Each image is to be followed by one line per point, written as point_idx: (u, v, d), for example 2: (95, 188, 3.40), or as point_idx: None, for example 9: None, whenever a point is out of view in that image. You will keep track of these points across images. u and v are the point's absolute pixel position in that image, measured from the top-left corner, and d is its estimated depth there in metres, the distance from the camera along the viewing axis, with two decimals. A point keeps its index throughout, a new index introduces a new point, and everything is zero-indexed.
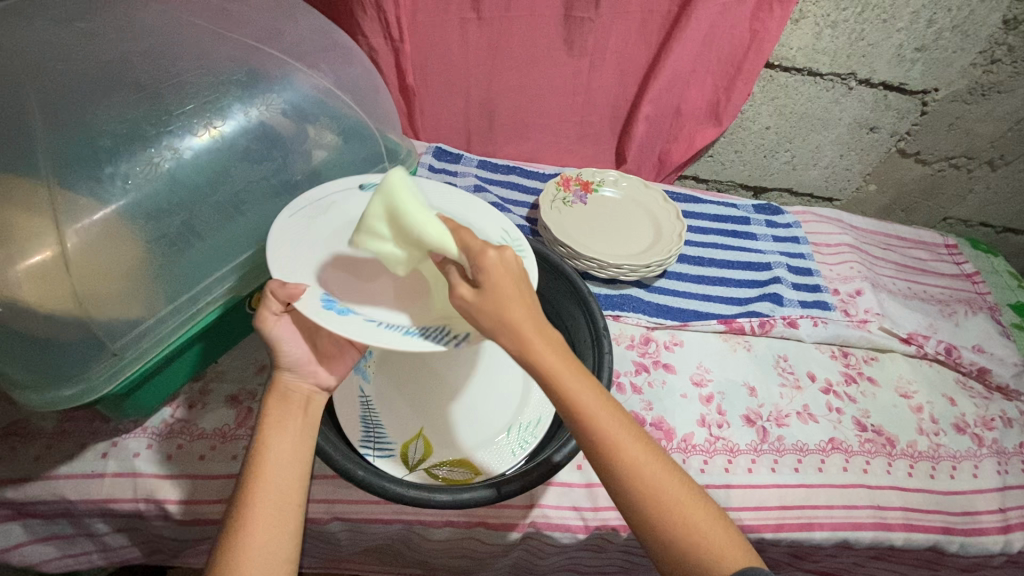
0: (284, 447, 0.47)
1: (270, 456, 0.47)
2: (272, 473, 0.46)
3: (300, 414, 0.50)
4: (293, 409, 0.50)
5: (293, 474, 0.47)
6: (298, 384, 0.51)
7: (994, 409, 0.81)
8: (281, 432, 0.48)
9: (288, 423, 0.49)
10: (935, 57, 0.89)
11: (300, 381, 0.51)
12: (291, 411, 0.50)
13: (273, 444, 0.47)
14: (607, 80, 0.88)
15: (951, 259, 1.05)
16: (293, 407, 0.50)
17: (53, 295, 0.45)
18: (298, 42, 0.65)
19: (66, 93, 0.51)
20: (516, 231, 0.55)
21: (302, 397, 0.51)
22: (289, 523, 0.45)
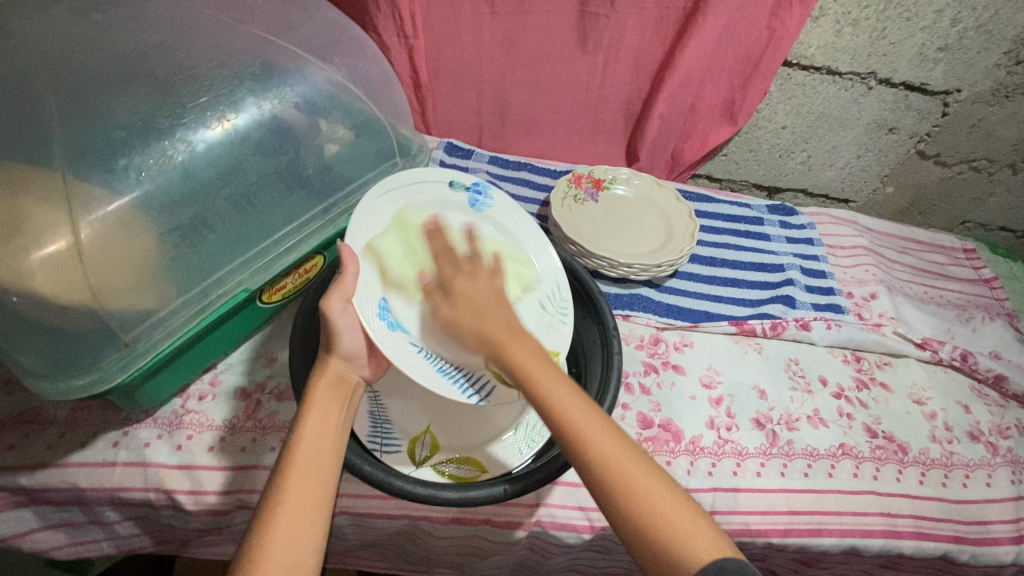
0: (319, 433, 0.48)
1: (306, 442, 0.47)
2: (307, 459, 0.46)
3: (342, 405, 0.51)
4: (339, 396, 0.51)
5: (327, 460, 0.47)
6: (346, 374, 0.53)
7: (1009, 418, 0.80)
8: (320, 418, 0.49)
9: (331, 410, 0.49)
10: (958, 57, 0.87)
11: (347, 370, 0.53)
12: (334, 398, 0.50)
13: (310, 430, 0.47)
14: (621, 77, 0.87)
15: (968, 264, 1.03)
16: (338, 396, 0.51)
17: (68, 286, 0.45)
18: (313, 36, 0.65)
19: (82, 84, 0.51)
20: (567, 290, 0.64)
21: (352, 384, 0.53)
22: (319, 509, 0.44)
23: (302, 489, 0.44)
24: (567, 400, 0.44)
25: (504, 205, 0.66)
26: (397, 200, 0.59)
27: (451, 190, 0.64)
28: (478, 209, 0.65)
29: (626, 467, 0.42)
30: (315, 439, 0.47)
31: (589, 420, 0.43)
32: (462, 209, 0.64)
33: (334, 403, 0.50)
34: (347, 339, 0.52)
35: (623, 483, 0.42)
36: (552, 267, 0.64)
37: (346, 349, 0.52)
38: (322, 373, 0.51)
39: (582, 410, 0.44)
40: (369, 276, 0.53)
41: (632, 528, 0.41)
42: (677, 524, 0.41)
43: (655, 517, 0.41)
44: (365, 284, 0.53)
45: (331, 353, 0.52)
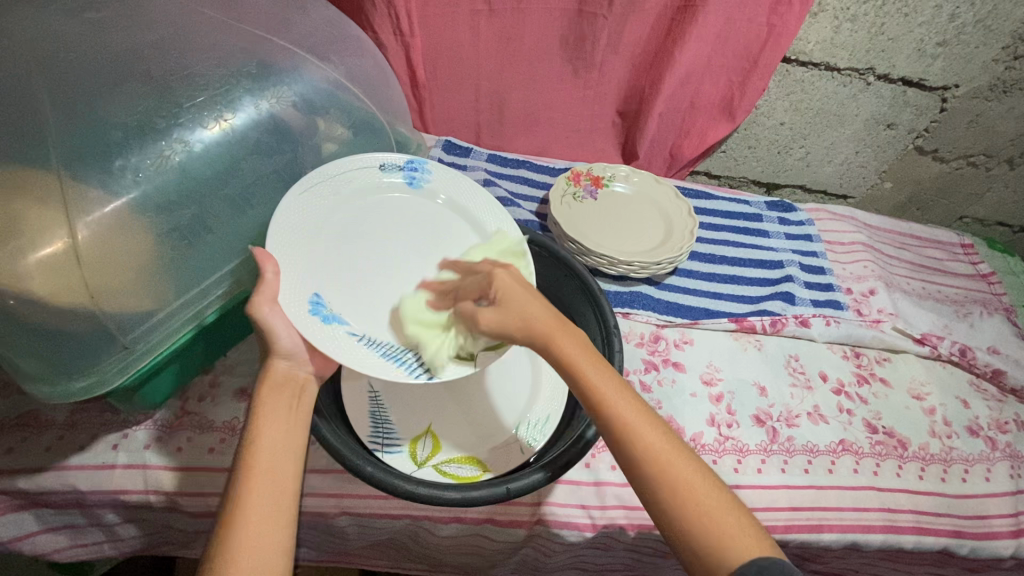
0: (275, 433, 0.46)
1: (261, 444, 0.45)
2: (264, 460, 0.44)
3: (293, 404, 0.49)
4: (286, 396, 0.49)
5: (286, 459, 0.45)
6: (294, 372, 0.50)
7: (1008, 413, 0.80)
8: (273, 420, 0.47)
9: (280, 411, 0.47)
10: (956, 53, 0.87)
11: (295, 368, 0.50)
12: (283, 398, 0.48)
13: (265, 431, 0.45)
14: (619, 74, 0.87)
15: (966, 260, 1.04)
16: (285, 396, 0.48)
17: (67, 288, 0.45)
18: (309, 34, 0.64)
19: (76, 84, 0.51)
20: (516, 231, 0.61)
21: (297, 384, 0.50)
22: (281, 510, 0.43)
23: (262, 490, 0.43)
24: (614, 392, 0.44)
25: (444, 177, 0.64)
26: (325, 192, 0.57)
27: (384, 174, 0.62)
28: (415, 185, 0.63)
29: (680, 467, 0.42)
30: (270, 440, 0.45)
31: (638, 417, 0.43)
32: (399, 191, 0.62)
33: (285, 403, 0.48)
34: (286, 339, 0.49)
35: (677, 484, 0.41)
36: (496, 222, 0.62)
37: (288, 347, 0.50)
38: (268, 377, 0.49)
39: (631, 408, 0.44)
40: (298, 271, 0.52)
41: (677, 526, 0.41)
42: (728, 526, 0.40)
43: (710, 517, 0.41)
44: (294, 283, 0.52)
45: (272, 356, 0.50)
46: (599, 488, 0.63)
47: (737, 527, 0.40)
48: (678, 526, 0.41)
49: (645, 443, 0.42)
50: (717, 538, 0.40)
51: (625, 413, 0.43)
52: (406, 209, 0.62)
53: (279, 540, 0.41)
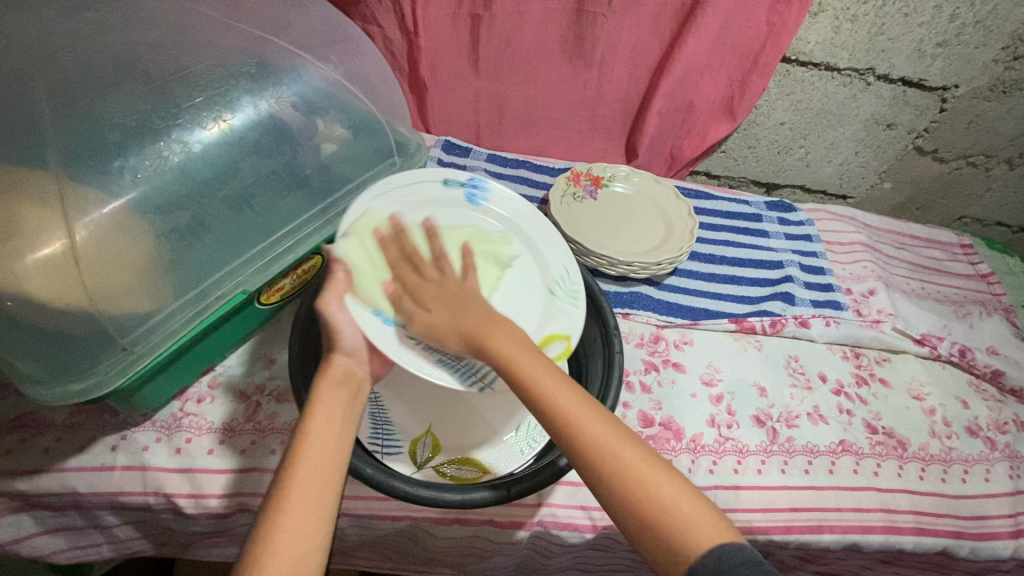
0: (326, 427, 0.45)
1: (311, 437, 0.45)
2: (313, 453, 0.44)
3: (348, 402, 0.48)
4: (344, 392, 0.48)
5: (334, 455, 0.44)
6: (352, 370, 0.50)
7: (1008, 413, 0.80)
8: (326, 413, 0.46)
9: (336, 406, 0.47)
10: (956, 53, 0.87)
11: (353, 367, 0.50)
12: (340, 392, 0.48)
13: (317, 424, 0.45)
14: (619, 74, 0.87)
15: (966, 260, 1.04)
16: (344, 391, 0.48)
17: (63, 289, 0.45)
18: (308, 34, 0.64)
19: (74, 84, 0.50)
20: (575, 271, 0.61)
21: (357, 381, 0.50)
22: (324, 506, 0.42)
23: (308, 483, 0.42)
24: (562, 393, 0.45)
25: (501, 197, 0.65)
26: (395, 202, 0.59)
27: (444, 188, 0.63)
28: (475, 203, 0.64)
29: (624, 456, 0.43)
30: (321, 433, 0.45)
31: (585, 412, 0.45)
32: (460, 206, 0.63)
33: (339, 398, 0.48)
34: (350, 336, 0.49)
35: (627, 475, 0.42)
36: (558, 252, 0.63)
37: (350, 345, 0.49)
38: (327, 369, 0.49)
39: (579, 404, 0.45)
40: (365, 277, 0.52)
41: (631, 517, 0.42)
42: (680, 511, 0.41)
43: (659, 500, 0.41)
44: (364, 285, 0.52)
45: (334, 351, 0.50)
46: None
47: (687, 511, 0.41)
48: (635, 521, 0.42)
49: (592, 439, 0.43)
50: (675, 524, 0.41)
51: (570, 411, 0.44)
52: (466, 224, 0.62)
53: (318, 537, 0.41)
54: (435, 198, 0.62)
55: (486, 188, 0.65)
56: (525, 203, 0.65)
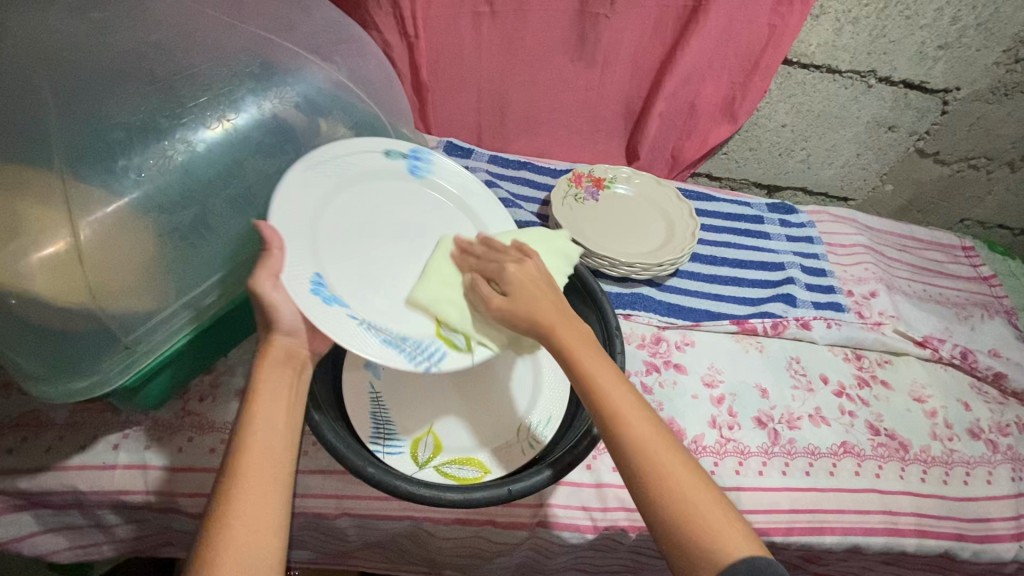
0: (269, 422, 0.43)
1: (257, 430, 0.43)
2: (260, 448, 0.42)
3: (291, 383, 0.47)
4: (286, 374, 0.47)
5: (281, 451, 0.43)
6: (295, 349, 0.49)
7: (1010, 415, 0.80)
8: (272, 397, 0.45)
9: (279, 391, 0.45)
10: (957, 55, 0.87)
11: (296, 345, 0.49)
12: (280, 376, 0.46)
13: (262, 413, 0.44)
14: (621, 75, 0.87)
15: (968, 262, 1.04)
16: (285, 373, 0.47)
17: (66, 288, 0.45)
18: (311, 35, 0.64)
19: (79, 84, 0.50)
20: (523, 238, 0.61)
21: (302, 360, 0.49)
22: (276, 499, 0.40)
23: (257, 481, 0.40)
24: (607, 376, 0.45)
25: (447, 168, 0.63)
26: (327, 170, 0.54)
27: (386, 158, 0.59)
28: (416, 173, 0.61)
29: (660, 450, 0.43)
30: (267, 422, 0.43)
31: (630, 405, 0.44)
32: (400, 178, 0.60)
33: (282, 379, 0.46)
34: (285, 312, 0.47)
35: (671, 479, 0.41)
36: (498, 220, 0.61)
37: (288, 324, 0.48)
38: (267, 351, 0.47)
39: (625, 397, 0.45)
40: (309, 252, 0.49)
41: (664, 524, 0.41)
42: (710, 516, 0.40)
43: (697, 509, 0.40)
44: (298, 259, 0.48)
45: (273, 331, 0.48)
46: (601, 489, 0.63)
47: (715, 515, 0.40)
48: (667, 523, 0.40)
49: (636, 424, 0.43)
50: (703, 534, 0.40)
51: (619, 402, 0.44)
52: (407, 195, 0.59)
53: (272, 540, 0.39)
54: (376, 168, 0.58)
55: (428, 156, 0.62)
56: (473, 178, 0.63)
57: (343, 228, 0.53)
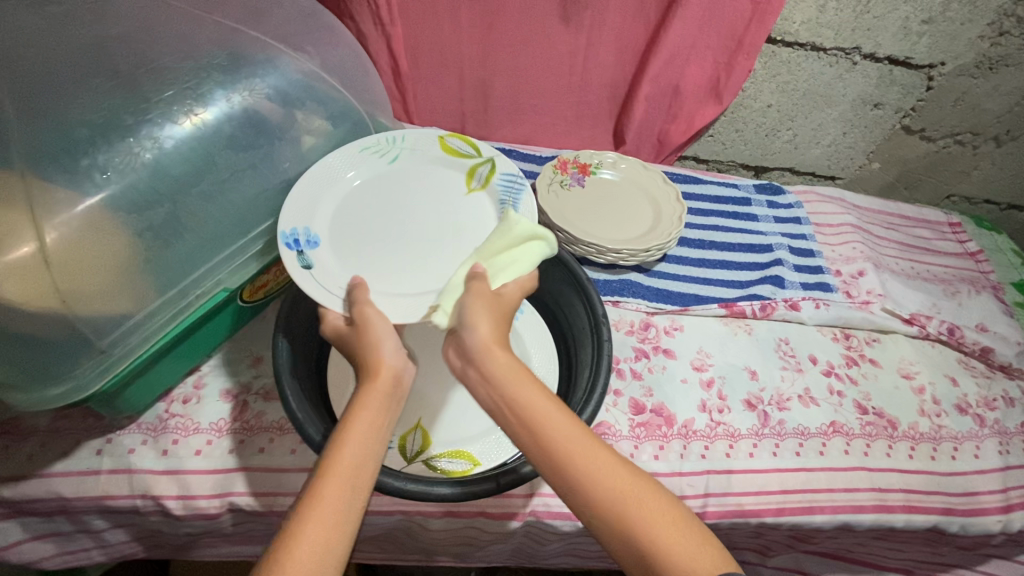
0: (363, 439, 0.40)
1: (343, 449, 0.39)
2: (342, 474, 0.38)
3: (386, 412, 0.43)
4: (383, 396, 0.43)
5: (364, 471, 0.39)
6: (397, 378, 0.45)
7: (997, 390, 0.81)
8: (364, 422, 0.41)
9: (378, 416, 0.42)
10: (942, 30, 0.86)
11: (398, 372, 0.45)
12: (379, 408, 0.42)
13: (353, 433, 0.40)
14: (604, 58, 0.86)
15: (954, 238, 1.04)
16: (387, 402, 0.43)
17: (35, 292, 0.43)
18: (281, 25, 0.62)
19: (37, 80, 0.48)
20: (370, 138, 0.63)
21: (399, 385, 0.45)
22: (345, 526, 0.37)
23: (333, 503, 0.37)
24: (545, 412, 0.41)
25: (298, 214, 0.56)
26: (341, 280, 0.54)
27: (312, 271, 0.53)
28: (319, 241, 0.56)
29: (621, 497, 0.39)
30: (361, 451, 0.40)
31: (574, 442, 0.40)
32: (332, 255, 0.56)
33: (383, 411, 0.42)
34: (385, 345, 0.46)
35: (636, 512, 0.39)
36: (353, 153, 0.61)
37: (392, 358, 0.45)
38: (374, 376, 0.44)
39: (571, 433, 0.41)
40: (410, 300, 0.54)
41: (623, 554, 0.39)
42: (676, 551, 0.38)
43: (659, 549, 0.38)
44: (402, 311, 0.53)
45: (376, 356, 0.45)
46: None
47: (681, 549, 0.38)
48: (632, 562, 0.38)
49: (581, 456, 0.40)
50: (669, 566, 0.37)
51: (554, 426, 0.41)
52: (365, 198, 0.60)
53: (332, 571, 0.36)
54: (329, 260, 0.55)
55: (306, 228, 0.55)
56: (290, 203, 0.56)
57: (398, 264, 0.57)
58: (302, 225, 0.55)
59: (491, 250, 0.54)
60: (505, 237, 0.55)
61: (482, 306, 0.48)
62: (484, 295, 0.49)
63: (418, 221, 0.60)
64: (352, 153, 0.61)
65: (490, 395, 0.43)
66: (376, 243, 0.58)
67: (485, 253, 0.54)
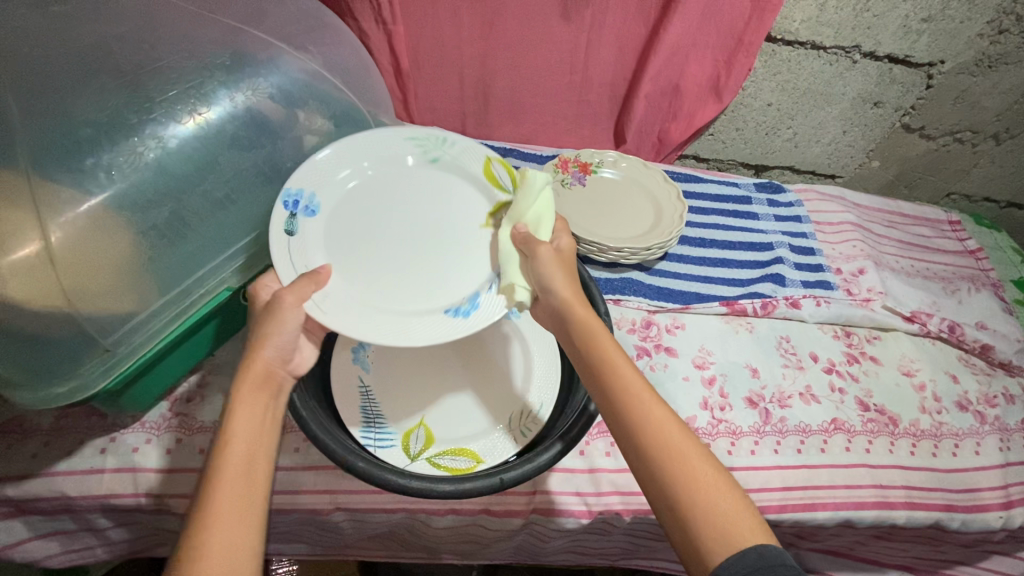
0: (250, 436, 0.41)
1: (229, 447, 0.40)
2: (234, 469, 0.39)
3: (269, 408, 0.44)
4: (265, 394, 0.44)
5: (257, 465, 0.41)
6: (274, 371, 0.46)
7: (997, 386, 0.81)
8: (248, 419, 0.42)
9: (257, 412, 0.43)
10: (942, 28, 0.86)
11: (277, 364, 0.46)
12: (257, 403, 0.43)
13: (237, 430, 0.41)
14: (604, 57, 0.86)
15: (954, 236, 1.04)
16: (264, 396, 0.44)
17: (40, 292, 0.43)
18: (283, 24, 0.62)
19: (41, 79, 0.48)
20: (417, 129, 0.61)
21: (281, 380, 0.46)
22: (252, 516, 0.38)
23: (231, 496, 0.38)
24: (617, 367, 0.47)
25: (305, 177, 0.55)
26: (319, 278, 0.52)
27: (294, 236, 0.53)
28: (316, 211, 0.55)
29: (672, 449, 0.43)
30: (247, 444, 0.41)
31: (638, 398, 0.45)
32: (317, 234, 0.55)
33: (263, 408, 0.43)
34: (285, 335, 0.47)
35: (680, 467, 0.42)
36: (388, 138, 0.60)
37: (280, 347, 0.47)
38: (249, 375, 0.45)
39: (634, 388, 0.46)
40: (389, 324, 0.52)
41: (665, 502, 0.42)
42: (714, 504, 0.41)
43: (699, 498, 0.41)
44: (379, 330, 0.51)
45: (257, 348, 0.46)
46: (594, 474, 0.63)
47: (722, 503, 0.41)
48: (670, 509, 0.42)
49: (645, 417, 0.44)
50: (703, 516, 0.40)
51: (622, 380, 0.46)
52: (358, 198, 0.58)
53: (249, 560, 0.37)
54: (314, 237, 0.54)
55: (308, 194, 0.55)
56: (315, 159, 0.56)
57: (379, 279, 0.55)
58: (306, 188, 0.55)
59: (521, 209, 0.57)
60: (531, 194, 0.57)
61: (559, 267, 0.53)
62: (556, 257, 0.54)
63: (419, 210, 0.59)
64: (386, 141, 0.60)
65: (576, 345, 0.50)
66: (362, 250, 0.56)
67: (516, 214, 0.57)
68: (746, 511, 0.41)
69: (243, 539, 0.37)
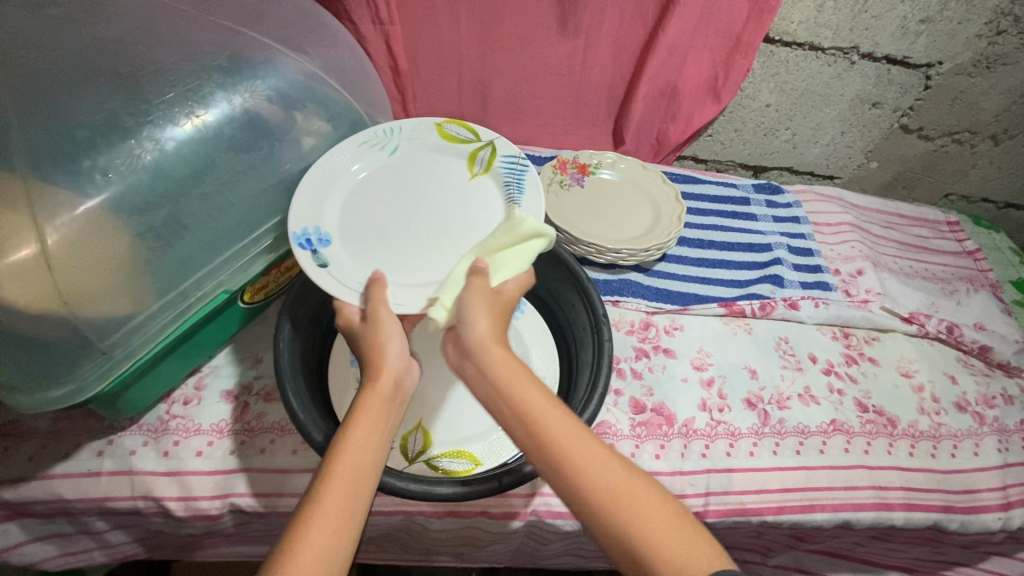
0: (365, 443, 0.41)
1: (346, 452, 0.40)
2: (347, 476, 0.39)
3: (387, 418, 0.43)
4: (383, 402, 0.44)
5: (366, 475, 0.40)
6: (398, 383, 0.46)
7: (995, 388, 0.81)
8: (367, 425, 0.42)
9: (378, 420, 0.43)
10: (940, 29, 0.86)
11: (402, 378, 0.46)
12: (380, 412, 0.43)
13: (353, 436, 0.41)
14: (602, 58, 0.86)
15: (953, 237, 1.04)
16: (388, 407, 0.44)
17: (37, 294, 0.43)
18: (281, 25, 0.62)
19: (38, 82, 0.48)
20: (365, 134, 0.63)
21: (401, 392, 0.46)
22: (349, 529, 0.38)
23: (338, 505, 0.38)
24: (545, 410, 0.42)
25: (301, 212, 0.56)
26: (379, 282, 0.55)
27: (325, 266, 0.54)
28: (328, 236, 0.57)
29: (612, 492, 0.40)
30: (364, 454, 0.41)
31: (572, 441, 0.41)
32: (347, 253, 0.57)
33: (384, 417, 0.43)
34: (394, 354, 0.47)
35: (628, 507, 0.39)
36: (349, 150, 0.62)
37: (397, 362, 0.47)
38: (377, 379, 0.45)
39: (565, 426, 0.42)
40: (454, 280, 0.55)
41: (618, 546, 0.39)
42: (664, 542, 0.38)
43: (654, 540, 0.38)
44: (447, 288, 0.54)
45: (380, 362, 0.46)
46: None
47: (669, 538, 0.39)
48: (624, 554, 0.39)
49: (580, 460, 0.40)
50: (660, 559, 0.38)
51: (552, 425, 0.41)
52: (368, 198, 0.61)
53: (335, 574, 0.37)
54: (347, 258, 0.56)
55: (313, 226, 0.56)
56: (299, 199, 0.57)
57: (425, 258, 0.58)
58: (301, 220, 0.56)
59: (494, 244, 0.54)
60: (510, 234, 0.54)
61: (481, 300, 0.48)
62: (484, 295, 0.49)
63: (415, 200, 0.62)
64: (349, 152, 0.62)
65: (489, 391, 0.43)
66: (395, 244, 0.59)
67: (485, 249, 0.54)
68: (694, 531, 0.39)
69: (337, 549, 0.37)
